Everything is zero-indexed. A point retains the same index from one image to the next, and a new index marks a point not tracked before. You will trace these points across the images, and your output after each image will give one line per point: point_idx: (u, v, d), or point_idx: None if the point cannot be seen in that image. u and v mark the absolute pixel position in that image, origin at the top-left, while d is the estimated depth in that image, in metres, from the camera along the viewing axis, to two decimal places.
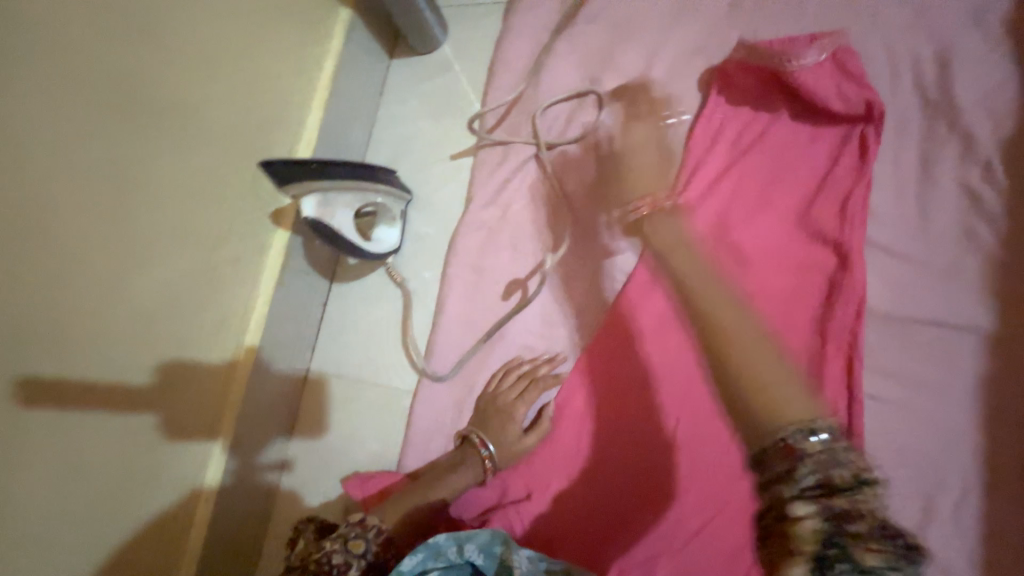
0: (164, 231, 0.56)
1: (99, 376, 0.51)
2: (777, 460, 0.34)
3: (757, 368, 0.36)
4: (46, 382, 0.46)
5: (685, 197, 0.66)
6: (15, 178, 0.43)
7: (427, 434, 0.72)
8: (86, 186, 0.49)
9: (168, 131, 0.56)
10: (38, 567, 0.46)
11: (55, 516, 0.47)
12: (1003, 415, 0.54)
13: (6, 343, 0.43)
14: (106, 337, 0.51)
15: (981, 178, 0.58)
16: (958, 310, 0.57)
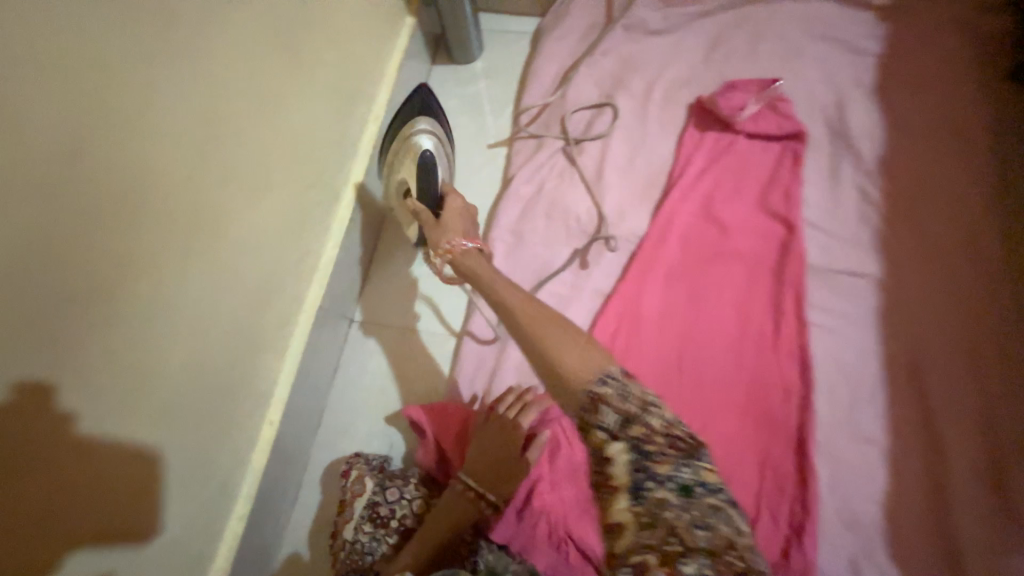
0: (276, 175, 0.70)
1: (227, 282, 0.63)
2: (593, 412, 0.49)
3: (580, 361, 0.51)
4: (196, 279, 0.58)
5: (679, 184, 0.89)
6: (207, 114, 0.57)
7: (473, 367, 0.85)
8: (236, 128, 0.62)
9: (287, 98, 0.71)
10: (161, 430, 0.56)
11: (185, 387, 0.59)
12: (896, 333, 0.79)
13: (177, 240, 0.55)
14: (233, 252, 0.63)
15: (868, 182, 0.88)
16: (862, 266, 0.83)
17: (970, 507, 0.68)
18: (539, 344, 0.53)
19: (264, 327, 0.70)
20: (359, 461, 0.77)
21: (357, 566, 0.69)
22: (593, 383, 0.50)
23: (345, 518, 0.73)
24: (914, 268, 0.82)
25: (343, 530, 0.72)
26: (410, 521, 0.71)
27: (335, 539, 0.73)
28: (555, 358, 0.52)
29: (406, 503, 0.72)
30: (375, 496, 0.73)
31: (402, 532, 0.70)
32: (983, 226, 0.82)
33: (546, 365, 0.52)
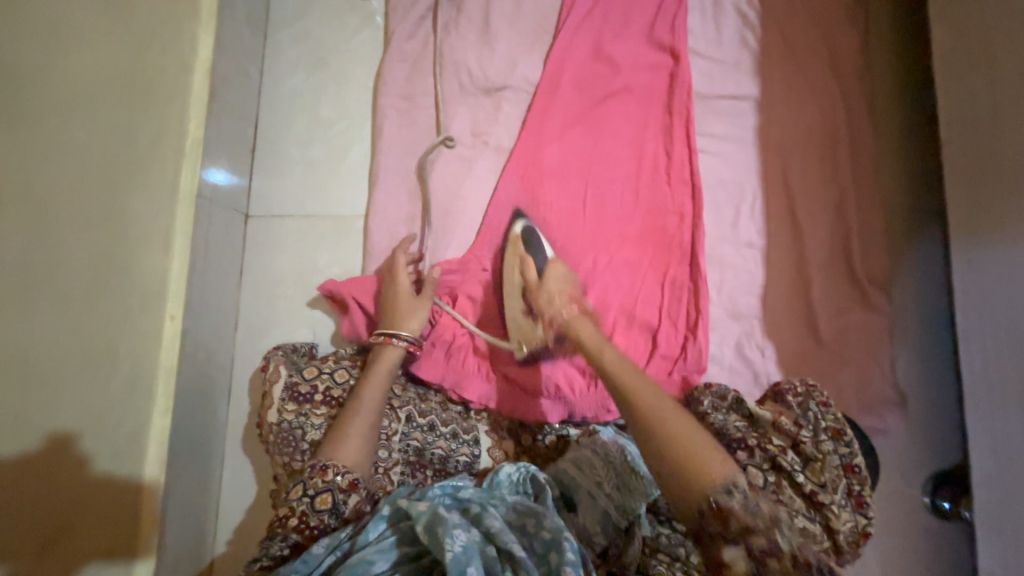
0: (97, 21, 0.58)
1: (64, 147, 0.54)
2: (710, 526, 0.50)
3: (705, 446, 0.54)
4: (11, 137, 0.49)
5: (568, 22, 0.87)
6: None
7: (386, 241, 0.84)
8: None
9: None
10: (31, 316, 0.51)
11: (42, 266, 0.52)
12: (771, 147, 0.87)
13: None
14: (62, 114, 0.54)
15: (745, 5, 0.90)
16: (743, 88, 0.88)
17: (821, 281, 0.83)
18: (658, 452, 0.55)
19: (130, 206, 0.63)
20: (277, 352, 0.73)
21: (287, 442, 0.66)
22: (719, 491, 0.51)
23: (266, 407, 0.69)
24: (784, 83, 0.88)
25: (268, 416, 0.68)
26: (335, 391, 0.70)
27: (262, 425, 0.69)
28: (686, 455, 0.53)
29: (327, 376, 0.71)
30: (293, 376, 0.70)
31: (328, 402, 0.68)
32: (844, 35, 0.88)
33: (682, 470, 0.53)
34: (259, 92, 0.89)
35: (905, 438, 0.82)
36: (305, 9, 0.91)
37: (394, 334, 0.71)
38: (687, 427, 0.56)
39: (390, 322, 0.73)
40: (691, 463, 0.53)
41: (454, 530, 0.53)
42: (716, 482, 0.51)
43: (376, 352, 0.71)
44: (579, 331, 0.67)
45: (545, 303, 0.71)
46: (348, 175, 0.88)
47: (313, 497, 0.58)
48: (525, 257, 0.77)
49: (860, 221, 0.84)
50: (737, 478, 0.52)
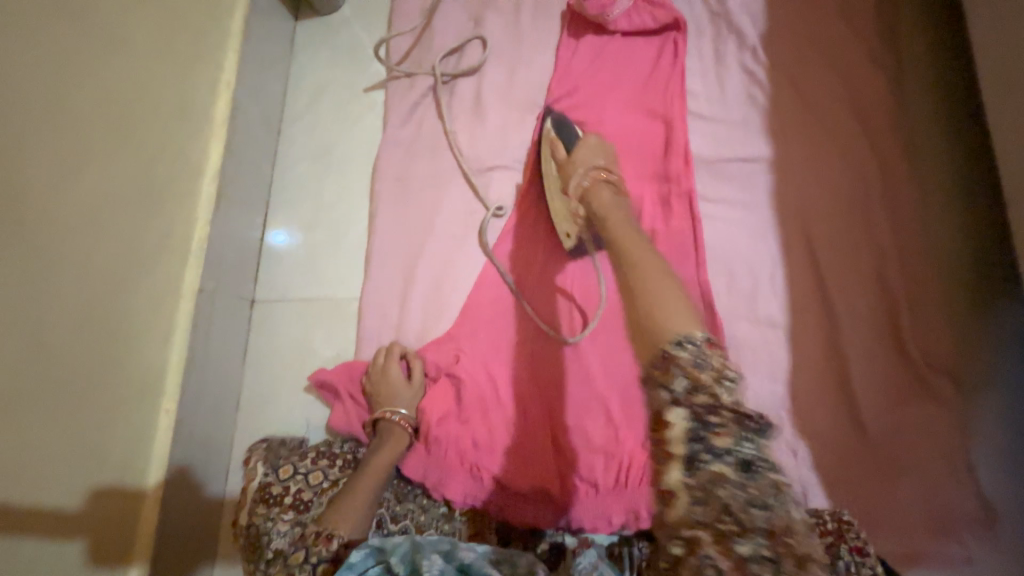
0: (118, 148, 0.66)
1: (79, 266, 0.60)
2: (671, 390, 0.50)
3: (681, 319, 0.55)
4: (28, 265, 0.55)
5: (558, 98, 0.86)
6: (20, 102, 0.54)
7: (377, 323, 0.84)
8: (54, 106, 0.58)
9: (112, 59, 0.66)
10: (37, 428, 0.55)
11: (54, 378, 0.57)
12: (788, 212, 0.77)
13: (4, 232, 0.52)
14: (79, 238, 0.60)
15: (752, 61, 0.84)
16: (752, 149, 0.80)
17: (863, 366, 0.70)
18: (634, 283, 0.62)
19: (131, 308, 0.68)
20: (260, 447, 0.74)
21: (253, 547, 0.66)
22: (670, 344, 0.52)
23: (242, 503, 0.70)
24: (801, 140, 0.79)
25: (241, 515, 0.69)
26: (305, 495, 0.68)
27: (235, 524, 0.70)
28: (634, 279, 0.62)
29: (301, 477, 0.69)
30: (267, 477, 0.70)
31: (297, 507, 0.67)
32: (869, 87, 0.79)
33: (651, 323, 0.56)
34: (270, 183, 0.95)
35: (998, 571, 0.64)
36: (315, 102, 0.98)
37: (397, 414, 0.71)
38: (668, 278, 0.61)
39: (385, 403, 0.73)
40: (653, 311, 0.57)
41: (432, 556, 0.53)
42: (674, 333, 0.53)
43: (382, 429, 0.71)
44: (608, 219, 0.71)
45: (571, 175, 0.76)
46: (344, 257, 0.90)
47: (314, 566, 0.60)
48: (555, 142, 0.80)
49: (908, 290, 0.72)
50: (694, 333, 0.53)
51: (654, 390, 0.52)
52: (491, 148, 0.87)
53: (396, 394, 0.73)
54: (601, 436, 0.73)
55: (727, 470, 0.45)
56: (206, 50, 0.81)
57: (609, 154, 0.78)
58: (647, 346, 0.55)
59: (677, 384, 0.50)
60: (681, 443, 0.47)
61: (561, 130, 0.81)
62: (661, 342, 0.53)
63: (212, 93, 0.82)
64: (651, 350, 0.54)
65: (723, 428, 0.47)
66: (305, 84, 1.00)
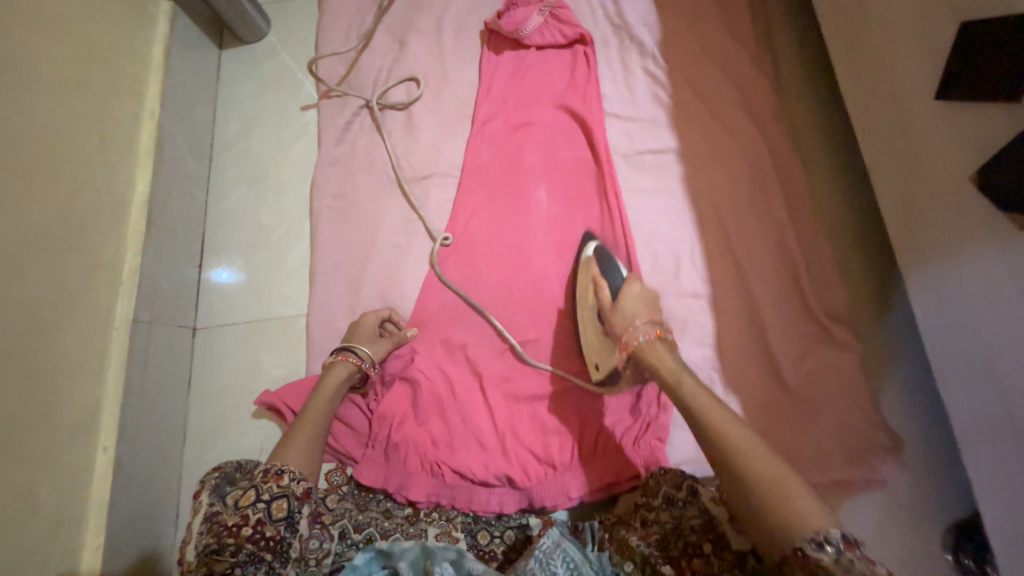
0: (39, 179, 0.64)
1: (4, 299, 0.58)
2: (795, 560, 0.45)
3: (766, 462, 0.50)
4: None
5: (485, 107, 0.92)
6: None
7: (327, 337, 0.84)
8: None
9: (30, 93, 0.65)
10: None
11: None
12: (698, 195, 0.86)
13: None
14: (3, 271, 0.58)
15: (654, 65, 0.94)
16: (661, 142, 0.90)
17: (777, 325, 0.79)
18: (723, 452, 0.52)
19: (61, 343, 0.65)
20: (211, 476, 0.67)
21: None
22: (807, 541, 0.45)
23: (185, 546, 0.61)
24: (702, 131, 0.89)
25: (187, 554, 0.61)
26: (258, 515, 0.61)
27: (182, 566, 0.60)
28: (767, 481, 0.49)
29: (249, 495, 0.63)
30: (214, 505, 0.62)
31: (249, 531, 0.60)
32: (753, 83, 0.91)
33: (770, 488, 0.48)
34: (204, 210, 0.94)
35: (902, 488, 0.72)
36: (246, 128, 0.99)
37: (349, 351, 0.74)
38: (775, 458, 0.50)
39: (345, 345, 0.76)
40: (779, 512, 0.47)
41: (442, 563, 0.55)
42: (801, 531, 0.45)
43: (329, 369, 0.73)
44: (653, 362, 0.61)
45: (619, 326, 0.66)
46: (289, 276, 0.90)
47: (269, 504, 0.56)
48: (599, 280, 0.74)
49: (805, 252, 0.82)
50: (830, 528, 0.45)
51: (776, 542, 0.47)
52: (425, 158, 0.92)
53: (370, 339, 0.77)
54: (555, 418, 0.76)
55: (828, 559, 0.43)
56: (126, 83, 0.81)
57: (648, 302, 0.67)
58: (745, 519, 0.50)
59: (806, 544, 0.44)
60: (799, 571, 0.45)
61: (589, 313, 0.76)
62: (760, 517, 0.48)
63: (135, 124, 0.82)
64: (769, 514, 0.47)
65: None
66: (235, 110, 1.00)
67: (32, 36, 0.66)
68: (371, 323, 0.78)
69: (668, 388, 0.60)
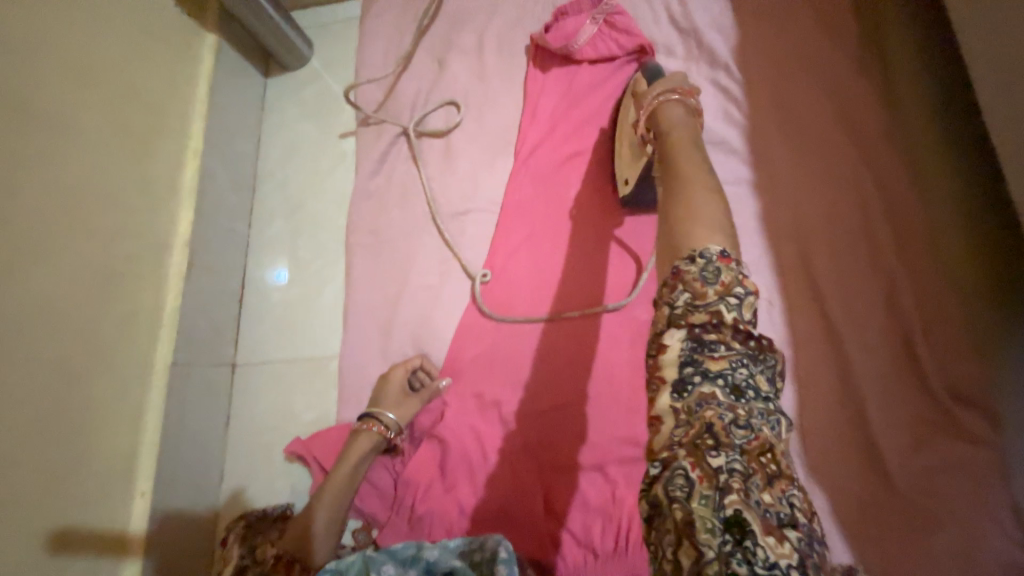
0: (78, 234, 0.65)
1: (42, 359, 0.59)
2: (685, 376, 0.39)
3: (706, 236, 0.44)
4: None
5: (529, 133, 0.84)
6: None
7: (357, 383, 0.81)
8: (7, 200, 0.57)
9: (71, 146, 0.65)
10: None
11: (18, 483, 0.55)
12: (780, 237, 0.72)
13: None
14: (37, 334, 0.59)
15: (727, 77, 0.80)
16: (735, 171, 0.76)
17: (877, 403, 0.64)
18: (667, 175, 0.51)
19: (99, 396, 0.66)
20: (238, 525, 0.68)
21: None
22: (682, 260, 0.43)
23: None
24: (785, 157, 0.75)
25: None
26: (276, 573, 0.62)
27: None
28: (673, 225, 0.46)
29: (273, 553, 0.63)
30: (244, 561, 0.63)
31: None
32: (854, 96, 0.75)
33: (677, 228, 0.46)
34: (246, 244, 0.93)
35: None
36: (287, 158, 0.97)
37: (375, 420, 0.69)
38: (720, 237, 0.44)
39: (374, 407, 0.71)
40: (686, 231, 0.45)
41: (384, 567, 0.57)
42: (691, 247, 0.43)
43: (353, 437, 0.69)
44: (662, 113, 0.57)
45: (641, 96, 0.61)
46: (322, 314, 0.87)
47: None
48: (637, 91, 0.70)
49: (921, 308, 0.66)
50: (711, 249, 0.43)
51: (656, 337, 0.42)
52: (463, 191, 0.85)
53: (401, 398, 0.73)
54: (597, 496, 0.68)
55: (718, 394, 0.38)
56: (170, 123, 0.81)
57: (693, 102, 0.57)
58: (665, 257, 0.46)
59: (679, 298, 0.42)
60: (675, 372, 0.40)
61: (626, 90, 0.74)
62: (675, 257, 0.44)
63: (177, 163, 0.81)
64: (665, 246, 0.46)
65: (715, 390, 0.38)
66: (277, 140, 0.99)
67: (75, 89, 0.67)
68: (402, 374, 0.74)
69: (662, 140, 0.56)
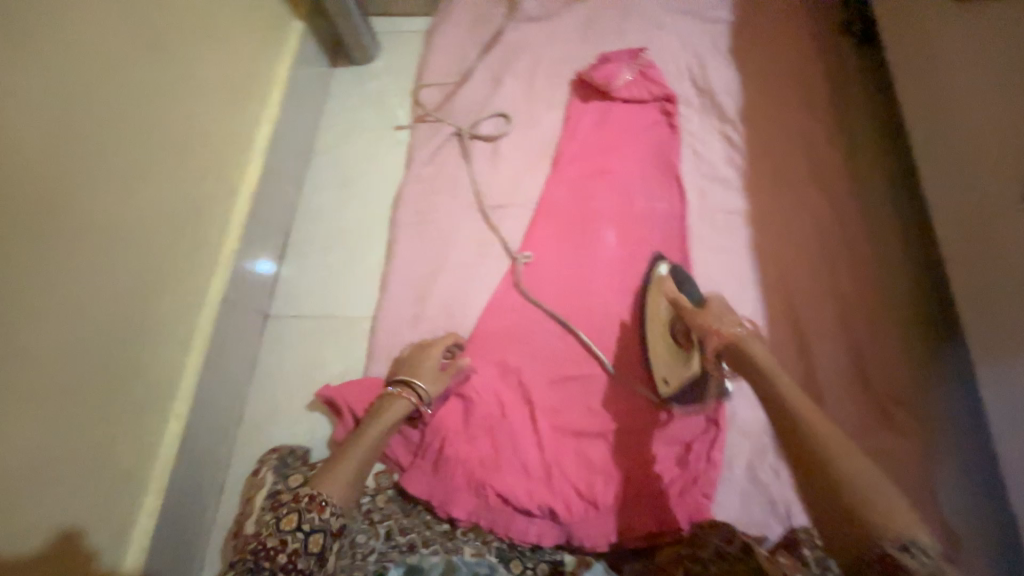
0: (169, 161, 0.72)
1: (120, 261, 0.65)
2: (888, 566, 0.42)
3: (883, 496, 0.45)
4: (70, 254, 0.58)
5: (568, 148, 0.98)
6: (96, 114, 0.61)
7: (389, 342, 0.88)
8: (121, 117, 0.65)
9: (177, 86, 0.74)
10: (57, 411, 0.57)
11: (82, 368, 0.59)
12: (765, 260, 0.88)
13: (52, 221, 0.56)
14: (121, 238, 0.65)
15: (732, 131, 0.98)
16: (733, 204, 0.93)
17: (834, 396, 0.78)
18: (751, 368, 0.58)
19: (159, 311, 0.71)
20: (270, 458, 0.77)
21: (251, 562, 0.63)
22: (894, 545, 0.42)
23: (248, 515, 0.72)
24: (773, 198, 0.92)
25: (247, 524, 0.71)
26: None
27: (241, 538, 0.70)
28: (856, 489, 0.46)
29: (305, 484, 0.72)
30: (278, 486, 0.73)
31: None
32: (828, 159, 0.94)
33: (825, 476, 0.48)
34: (294, 207, 1.01)
35: None
36: (343, 139, 1.07)
37: (409, 388, 0.72)
38: (876, 486, 0.46)
39: (411, 372, 0.75)
40: (855, 495, 0.45)
41: None
42: (893, 529, 0.43)
43: (388, 398, 0.71)
44: (750, 349, 0.60)
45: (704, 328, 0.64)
46: (360, 279, 0.95)
47: (306, 536, 0.58)
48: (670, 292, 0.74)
49: (870, 327, 0.83)
50: (923, 534, 0.43)
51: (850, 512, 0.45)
52: (504, 189, 0.97)
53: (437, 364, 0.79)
54: (601, 458, 0.77)
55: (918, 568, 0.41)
56: (254, 87, 0.90)
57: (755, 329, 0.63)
58: (829, 507, 0.47)
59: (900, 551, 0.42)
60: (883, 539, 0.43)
61: (652, 296, 0.79)
62: (853, 515, 0.45)
63: (254, 123, 0.90)
64: (850, 533, 0.45)
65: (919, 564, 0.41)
66: (336, 122, 1.09)
67: (190, 40, 0.76)
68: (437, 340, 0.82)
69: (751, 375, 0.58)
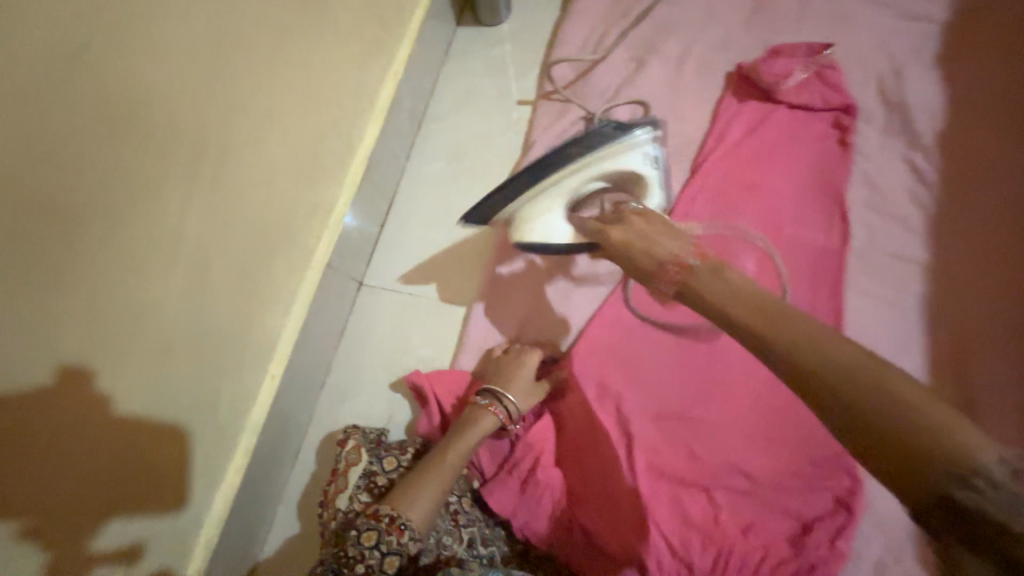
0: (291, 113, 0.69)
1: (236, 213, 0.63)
2: None
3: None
4: (192, 201, 0.57)
5: (713, 151, 0.85)
6: (227, 57, 0.59)
7: (483, 336, 0.82)
8: (252, 63, 0.62)
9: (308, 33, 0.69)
10: (162, 357, 0.57)
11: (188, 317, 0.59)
12: (939, 324, 0.73)
13: (182, 167, 0.55)
14: (239, 190, 0.63)
15: (923, 159, 0.81)
16: (909, 248, 0.77)
17: None
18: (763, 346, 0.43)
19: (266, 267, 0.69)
20: (356, 431, 0.75)
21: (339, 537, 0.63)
22: None
23: (338, 488, 0.69)
24: (964, 249, 0.75)
25: (337, 499, 0.68)
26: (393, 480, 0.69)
27: (326, 506, 0.69)
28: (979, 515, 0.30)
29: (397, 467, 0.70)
30: (372, 465, 0.70)
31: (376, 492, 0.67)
32: None
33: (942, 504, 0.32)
34: (402, 173, 0.96)
35: None
36: (460, 107, 1.00)
37: (497, 400, 0.70)
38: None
39: (502, 382, 0.73)
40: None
41: None
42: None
43: (472, 412, 0.70)
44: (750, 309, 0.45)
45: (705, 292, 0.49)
46: (459, 262, 0.89)
47: (382, 556, 0.55)
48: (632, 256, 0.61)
49: None
50: None
51: None
52: (631, 188, 0.86)
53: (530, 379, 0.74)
54: (700, 514, 0.68)
55: None
56: (383, 41, 0.84)
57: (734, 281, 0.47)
58: None
59: None
60: None
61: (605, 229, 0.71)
62: None
63: (379, 80, 0.84)
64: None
65: None
66: (455, 86, 1.01)
67: None
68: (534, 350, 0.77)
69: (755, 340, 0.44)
